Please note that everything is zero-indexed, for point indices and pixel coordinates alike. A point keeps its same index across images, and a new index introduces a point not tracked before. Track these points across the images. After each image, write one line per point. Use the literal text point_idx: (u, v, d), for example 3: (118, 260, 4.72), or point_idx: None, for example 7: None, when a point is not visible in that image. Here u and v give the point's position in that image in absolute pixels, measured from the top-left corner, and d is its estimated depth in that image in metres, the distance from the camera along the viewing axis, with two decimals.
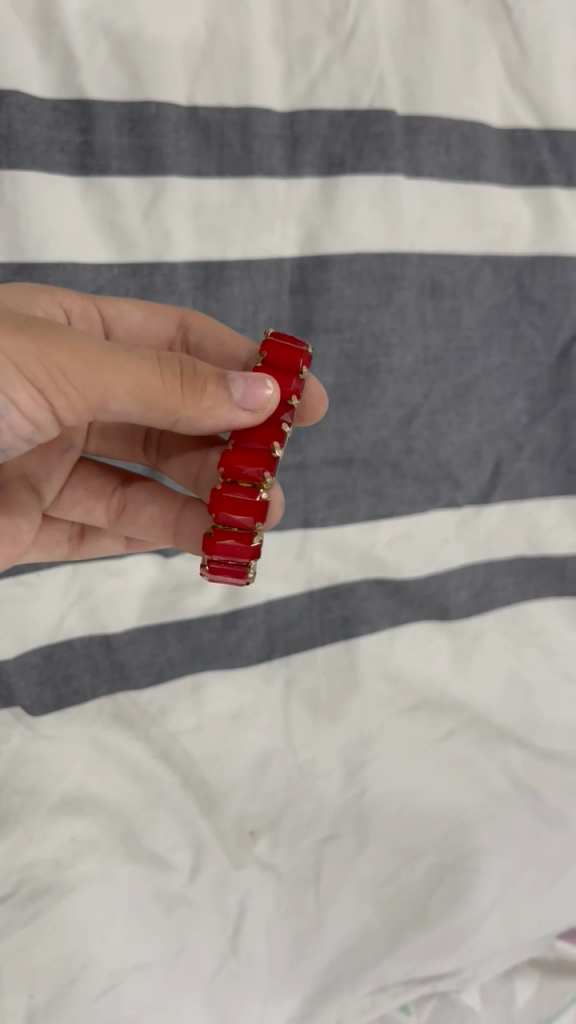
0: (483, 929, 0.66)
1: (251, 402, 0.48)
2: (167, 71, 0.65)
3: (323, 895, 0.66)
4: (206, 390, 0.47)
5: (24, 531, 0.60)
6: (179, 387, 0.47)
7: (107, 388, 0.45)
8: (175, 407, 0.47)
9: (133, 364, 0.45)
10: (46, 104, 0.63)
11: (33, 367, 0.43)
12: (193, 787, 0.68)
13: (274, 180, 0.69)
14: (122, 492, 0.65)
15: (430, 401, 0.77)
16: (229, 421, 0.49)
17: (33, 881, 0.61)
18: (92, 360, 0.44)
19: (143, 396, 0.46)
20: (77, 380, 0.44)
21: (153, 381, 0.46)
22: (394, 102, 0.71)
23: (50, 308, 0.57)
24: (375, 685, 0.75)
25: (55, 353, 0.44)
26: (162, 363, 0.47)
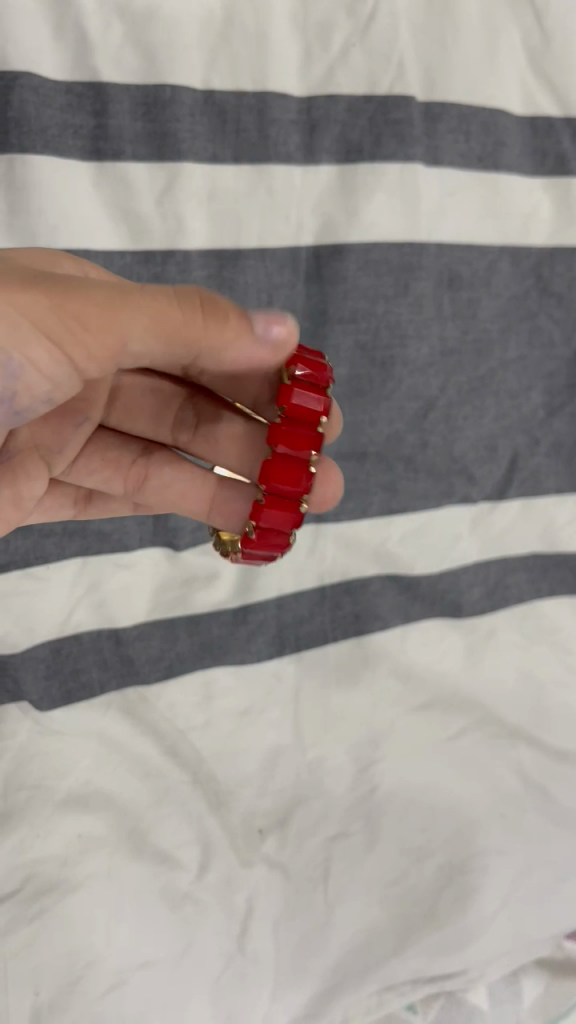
0: (490, 930, 0.66)
1: (274, 333, 0.44)
2: (183, 53, 0.63)
3: (331, 894, 0.65)
4: (228, 323, 0.42)
5: (27, 500, 0.55)
6: (199, 319, 0.42)
7: (121, 327, 0.41)
8: (196, 341, 0.42)
9: (148, 300, 0.41)
10: (58, 88, 0.61)
11: (45, 314, 0.40)
12: (202, 783, 0.67)
13: (290, 167, 0.68)
14: (142, 465, 0.61)
15: (445, 394, 0.76)
16: (255, 355, 0.44)
17: (38, 878, 0.60)
18: (105, 301, 0.40)
19: (161, 332, 0.41)
20: (91, 325, 0.40)
21: (171, 317, 0.41)
22: (414, 88, 0.69)
23: (77, 274, 0.54)
24: (386, 682, 0.74)
25: (67, 299, 0.40)
26: (180, 296, 0.42)
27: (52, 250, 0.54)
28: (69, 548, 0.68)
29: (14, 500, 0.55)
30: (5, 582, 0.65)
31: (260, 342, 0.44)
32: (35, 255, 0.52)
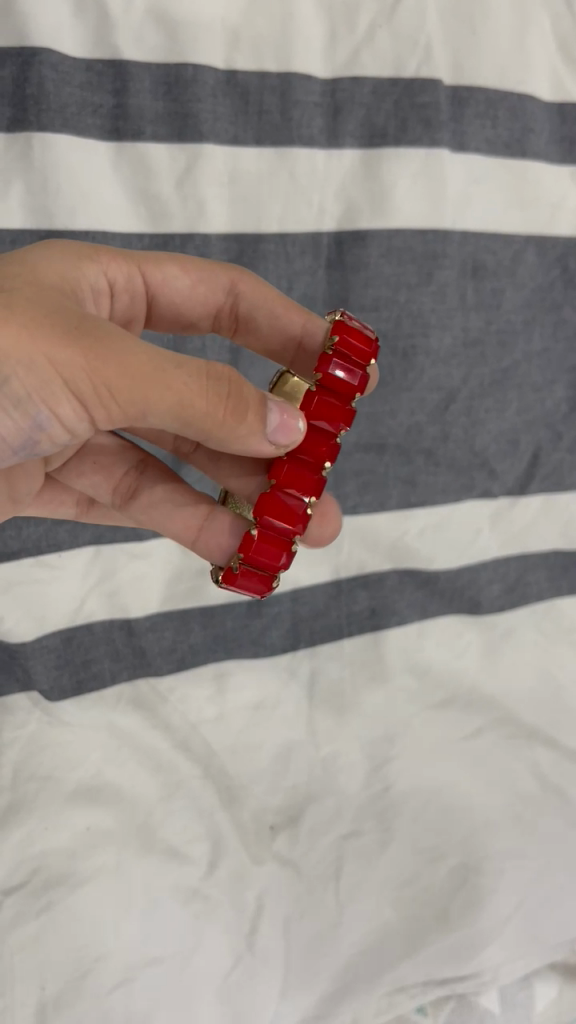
0: (502, 936, 0.64)
1: (283, 432, 0.47)
2: (205, 33, 0.62)
3: (344, 892, 0.64)
4: (247, 412, 0.45)
5: (25, 491, 0.57)
6: (222, 408, 0.43)
7: (149, 403, 0.42)
8: (214, 428, 0.44)
9: (181, 380, 0.42)
10: (78, 66, 0.60)
11: (77, 376, 0.40)
12: (214, 777, 0.66)
13: (313, 150, 0.66)
14: (133, 479, 0.60)
15: (468, 387, 0.74)
16: (263, 441, 0.46)
17: (47, 870, 0.59)
18: (137, 374, 0.41)
19: (185, 415, 0.43)
20: (120, 393, 0.41)
21: (197, 404, 0.42)
22: (441, 71, 0.68)
23: (95, 279, 0.52)
24: (401, 679, 0.73)
25: (102, 366, 0.40)
26: (210, 380, 0.43)
27: (73, 251, 0.51)
28: (82, 537, 0.67)
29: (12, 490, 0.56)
30: (16, 570, 0.64)
31: (268, 434, 0.46)
32: (62, 260, 0.50)
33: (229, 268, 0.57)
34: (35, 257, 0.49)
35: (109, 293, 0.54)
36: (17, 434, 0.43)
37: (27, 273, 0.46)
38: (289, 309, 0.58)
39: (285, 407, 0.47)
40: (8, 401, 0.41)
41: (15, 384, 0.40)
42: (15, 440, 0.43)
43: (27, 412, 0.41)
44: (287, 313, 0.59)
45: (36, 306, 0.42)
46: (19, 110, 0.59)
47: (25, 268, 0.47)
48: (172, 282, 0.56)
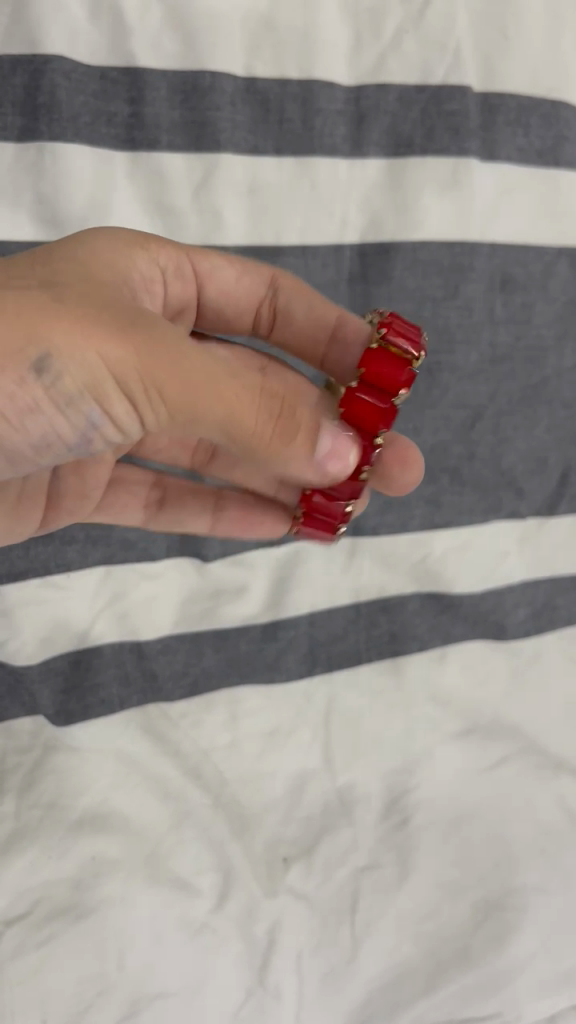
0: (530, 969, 0.62)
1: (332, 459, 0.45)
2: (225, 41, 0.60)
3: (360, 927, 0.61)
4: (295, 435, 0.43)
5: (92, 489, 0.59)
6: (272, 427, 0.42)
7: (200, 413, 0.41)
8: (258, 443, 0.42)
9: (233, 392, 0.41)
10: (92, 74, 0.59)
11: (129, 376, 0.39)
12: (225, 806, 0.64)
13: (336, 160, 0.64)
14: None
15: (495, 404, 0.72)
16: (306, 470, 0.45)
17: (52, 900, 0.57)
18: (190, 378, 0.40)
19: (234, 431, 0.42)
20: (171, 397, 0.40)
21: (246, 419, 0.41)
22: (470, 78, 0.65)
23: (147, 269, 0.51)
24: (424, 708, 0.69)
25: (155, 367, 0.39)
26: (263, 396, 0.42)
27: (124, 242, 0.50)
28: (93, 556, 0.65)
29: (79, 492, 0.59)
30: (24, 591, 0.62)
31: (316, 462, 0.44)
32: (112, 255, 0.48)
33: (272, 268, 0.56)
34: (84, 249, 0.47)
35: (160, 283, 0.53)
36: (70, 435, 0.42)
37: (77, 268, 0.45)
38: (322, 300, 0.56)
39: (338, 436, 0.45)
40: (60, 400, 0.39)
41: (70, 383, 0.39)
42: (68, 442, 0.42)
43: (81, 411, 0.40)
44: (323, 304, 0.57)
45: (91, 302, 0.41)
46: (30, 119, 0.58)
47: (76, 260, 0.46)
48: (218, 271, 0.55)
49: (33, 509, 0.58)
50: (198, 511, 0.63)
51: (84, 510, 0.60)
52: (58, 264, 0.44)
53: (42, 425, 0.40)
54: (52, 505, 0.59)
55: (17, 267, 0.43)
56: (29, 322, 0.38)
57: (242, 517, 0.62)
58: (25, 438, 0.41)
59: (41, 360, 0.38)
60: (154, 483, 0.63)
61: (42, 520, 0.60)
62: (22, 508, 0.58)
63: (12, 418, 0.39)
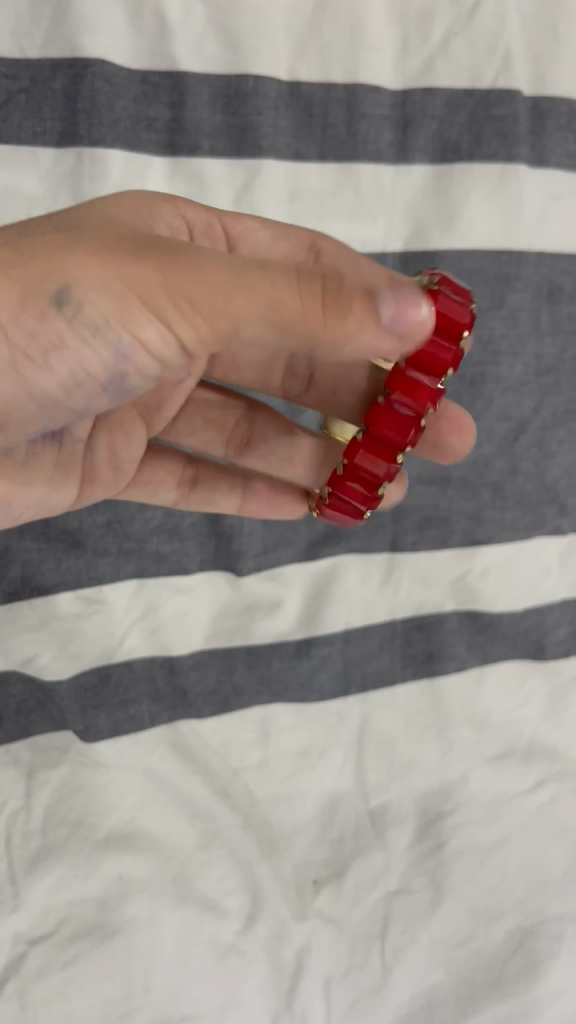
0: (564, 1004, 0.60)
1: (402, 321, 0.36)
2: (268, 45, 0.59)
3: (390, 954, 0.60)
4: (350, 310, 0.36)
5: (125, 460, 0.57)
6: (322, 308, 0.35)
7: (233, 310, 0.36)
8: (316, 335, 0.36)
9: (268, 279, 0.36)
10: (134, 78, 0.58)
11: (152, 294, 0.37)
12: (255, 826, 0.62)
13: (380, 166, 0.63)
14: (246, 423, 0.61)
15: (540, 416, 0.69)
16: (381, 347, 0.37)
17: (77, 918, 0.56)
18: (214, 279, 0.36)
19: (280, 320, 0.36)
20: (200, 304, 0.36)
21: (289, 302, 0.35)
22: (521, 82, 0.63)
23: (171, 222, 0.50)
24: (460, 732, 0.67)
25: (177, 278, 0.36)
26: (302, 275, 0.36)
27: (148, 194, 0.49)
28: (124, 570, 0.63)
29: (111, 460, 0.56)
30: (53, 605, 0.61)
31: (386, 330, 0.37)
32: (139, 210, 0.48)
33: (313, 232, 0.53)
34: (119, 200, 0.47)
35: (190, 237, 0.52)
36: (103, 369, 0.40)
37: (104, 216, 0.44)
38: None
39: (400, 289, 0.37)
40: (86, 330, 0.38)
41: (92, 311, 0.37)
42: (103, 381, 0.41)
43: (109, 343, 0.38)
44: None
45: (114, 235, 0.39)
46: (69, 124, 0.57)
47: (110, 210, 0.45)
48: (253, 236, 0.53)
49: (69, 480, 0.54)
50: (226, 494, 0.61)
51: (116, 482, 0.58)
52: (88, 215, 0.43)
53: (72, 361, 0.39)
54: (88, 476, 0.56)
55: (44, 218, 0.43)
56: (48, 259, 0.37)
57: (271, 502, 0.61)
58: (57, 379, 0.40)
59: (59, 291, 0.37)
60: (187, 464, 0.61)
61: (79, 492, 0.56)
62: (57, 480, 0.54)
63: (37, 357, 0.39)
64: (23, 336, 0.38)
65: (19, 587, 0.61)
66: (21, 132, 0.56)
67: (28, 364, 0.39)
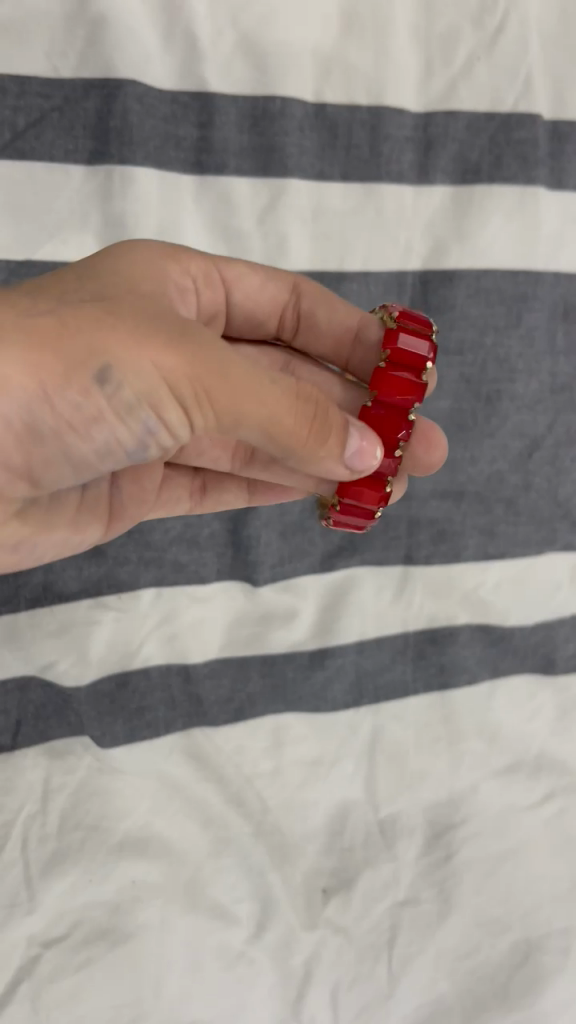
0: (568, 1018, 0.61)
1: (359, 457, 0.47)
2: (295, 67, 0.61)
3: (397, 963, 0.60)
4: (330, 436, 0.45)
5: (148, 490, 0.57)
6: (309, 427, 0.44)
7: (244, 419, 0.41)
8: (300, 446, 0.44)
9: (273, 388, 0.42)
10: (164, 98, 0.59)
11: (185, 389, 0.39)
12: (266, 835, 0.62)
13: (402, 187, 0.64)
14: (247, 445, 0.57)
15: (554, 434, 0.70)
16: (335, 469, 0.47)
17: (90, 923, 0.57)
18: (232, 382, 0.40)
19: (277, 433, 0.43)
20: (219, 401, 0.40)
21: (288, 420, 0.42)
22: (541, 106, 0.65)
23: (180, 278, 0.51)
24: (470, 744, 0.67)
25: (203, 375, 0.40)
26: (300, 400, 0.43)
27: (157, 253, 0.50)
28: (144, 577, 0.64)
29: (136, 496, 0.56)
30: (74, 611, 0.63)
31: (344, 459, 0.47)
32: (146, 265, 0.49)
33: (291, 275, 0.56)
34: (125, 259, 0.48)
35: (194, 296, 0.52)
36: (132, 441, 0.41)
37: (118, 281, 0.45)
38: (344, 309, 0.57)
39: (364, 432, 0.48)
40: (121, 411, 0.39)
41: (130, 393, 0.38)
42: (128, 450, 0.42)
43: (139, 424, 0.40)
44: (343, 306, 0.57)
45: (137, 314, 0.41)
46: (100, 142, 0.58)
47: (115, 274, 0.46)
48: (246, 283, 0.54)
49: (95, 520, 0.55)
50: (234, 494, 0.62)
51: (141, 511, 0.58)
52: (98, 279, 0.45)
53: (105, 434, 0.40)
54: (115, 513, 0.56)
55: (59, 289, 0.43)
56: (88, 336, 0.38)
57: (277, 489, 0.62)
58: (90, 448, 0.41)
59: (103, 370, 0.38)
60: (195, 476, 0.61)
61: (106, 528, 0.56)
62: (82, 517, 0.54)
63: (79, 430, 0.39)
64: (64, 410, 0.38)
65: (41, 594, 0.62)
66: (53, 149, 0.57)
67: (66, 434, 0.39)
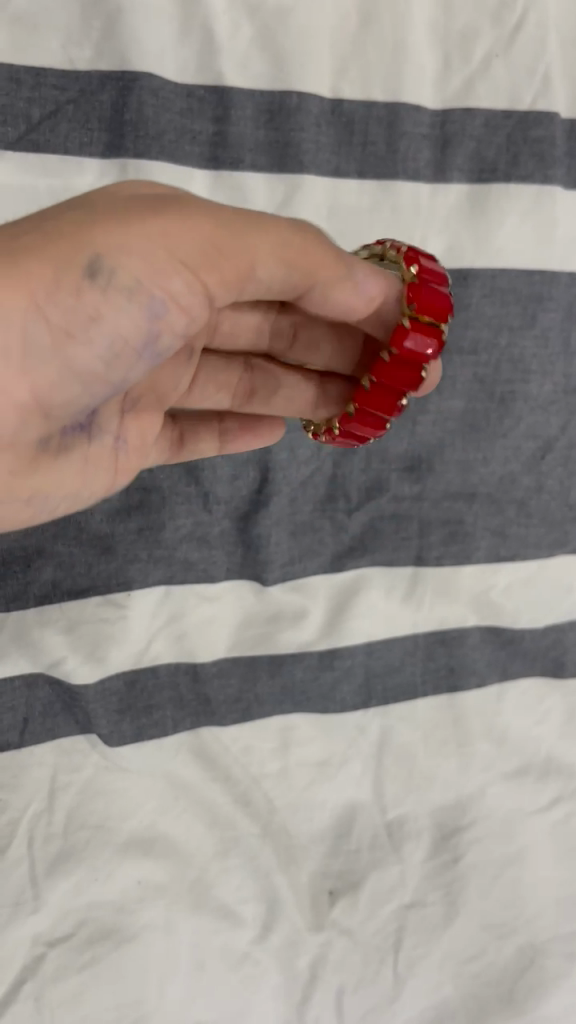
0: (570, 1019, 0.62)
1: (376, 288, 0.47)
2: (313, 62, 0.60)
3: (402, 965, 0.61)
4: (339, 262, 0.46)
5: (148, 441, 0.53)
6: (319, 252, 0.45)
7: (251, 260, 0.42)
8: (315, 273, 0.45)
9: (261, 234, 0.43)
10: (180, 91, 0.59)
11: (183, 245, 0.40)
12: (273, 836, 0.62)
13: (418, 184, 0.63)
14: (248, 377, 0.58)
15: (567, 435, 0.69)
16: (356, 298, 0.47)
17: (95, 922, 0.57)
18: (226, 238, 0.41)
19: (285, 262, 0.43)
20: (221, 263, 0.41)
21: (293, 248, 0.44)
22: (559, 104, 0.64)
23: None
24: (479, 747, 0.67)
25: (196, 234, 0.40)
26: (298, 230, 0.44)
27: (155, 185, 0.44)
28: (153, 576, 0.63)
29: (138, 445, 0.52)
30: (84, 608, 0.62)
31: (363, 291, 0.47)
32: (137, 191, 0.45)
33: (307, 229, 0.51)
34: None
35: None
36: (136, 336, 0.41)
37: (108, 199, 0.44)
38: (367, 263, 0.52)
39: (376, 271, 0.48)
40: (120, 291, 0.39)
41: (125, 270, 0.39)
42: (139, 346, 0.41)
43: (142, 303, 0.40)
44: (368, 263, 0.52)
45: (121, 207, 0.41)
46: (115, 135, 0.57)
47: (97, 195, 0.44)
48: None
49: (100, 470, 0.49)
50: (208, 437, 0.59)
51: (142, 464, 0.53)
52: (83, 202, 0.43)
53: (109, 329, 0.40)
54: (119, 462, 0.51)
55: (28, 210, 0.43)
56: (69, 237, 0.39)
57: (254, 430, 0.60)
58: (96, 356, 0.40)
59: (91, 259, 0.38)
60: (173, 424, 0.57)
61: (111, 480, 0.51)
62: (89, 468, 0.48)
63: (78, 331, 0.39)
64: (61, 316, 0.39)
65: (50, 591, 0.61)
66: (68, 142, 0.57)
67: (67, 347, 0.39)
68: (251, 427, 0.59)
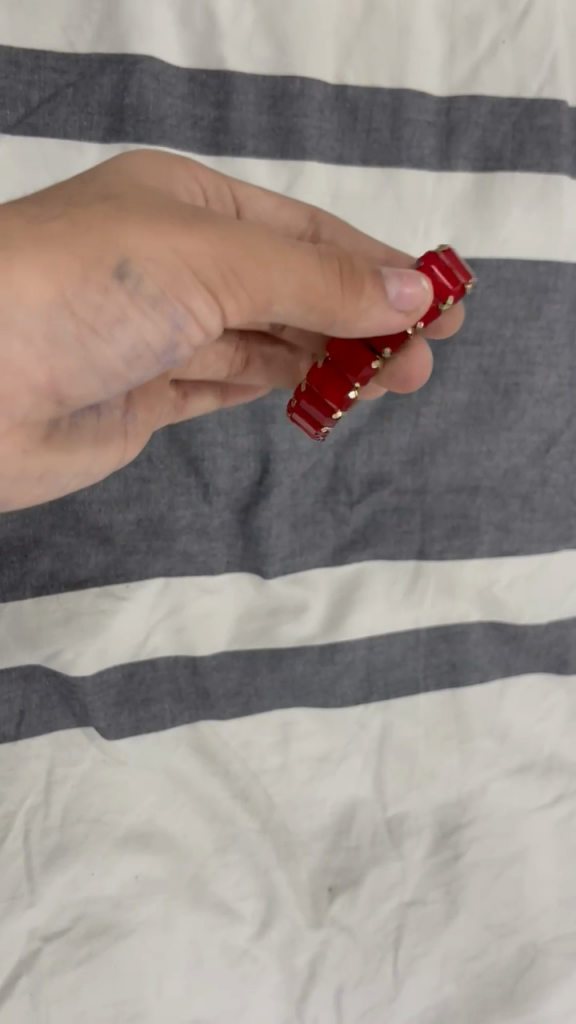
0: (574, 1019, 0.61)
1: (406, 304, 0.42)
2: (317, 48, 0.59)
3: (402, 963, 0.60)
4: (363, 287, 0.42)
5: (156, 406, 0.53)
6: (339, 283, 0.42)
7: (270, 287, 0.40)
8: (336, 309, 0.42)
9: (294, 264, 0.41)
10: (181, 76, 0.58)
11: (205, 263, 0.39)
12: (272, 832, 0.61)
13: (423, 172, 0.62)
14: (245, 352, 0.58)
15: (571, 429, 0.69)
16: (386, 324, 0.43)
17: (91, 917, 0.56)
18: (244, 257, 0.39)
19: (306, 294, 0.41)
20: (238, 285, 0.40)
21: (317, 279, 0.41)
22: (565, 92, 0.63)
23: (187, 184, 0.50)
24: (481, 743, 0.66)
25: (218, 252, 0.39)
26: (322, 257, 0.42)
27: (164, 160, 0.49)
28: (153, 567, 0.62)
29: (147, 413, 0.52)
30: (82, 599, 0.61)
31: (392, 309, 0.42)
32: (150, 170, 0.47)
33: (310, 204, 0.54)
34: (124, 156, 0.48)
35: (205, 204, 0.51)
36: (159, 341, 0.40)
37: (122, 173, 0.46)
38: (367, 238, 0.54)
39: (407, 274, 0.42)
40: (145, 300, 0.38)
41: (152, 280, 0.38)
42: (158, 352, 0.40)
43: (166, 313, 0.39)
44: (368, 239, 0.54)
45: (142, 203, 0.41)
46: (115, 119, 0.57)
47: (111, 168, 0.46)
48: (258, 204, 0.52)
49: (113, 446, 0.49)
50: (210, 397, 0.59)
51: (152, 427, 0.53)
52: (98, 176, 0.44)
53: (132, 334, 0.39)
54: (130, 439, 0.50)
55: (57, 192, 0.42)
56: (101, 231, 0.37)
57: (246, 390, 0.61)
58: (117, 356, 0.39)
59: (120, 261, 0.37)
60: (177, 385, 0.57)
61: (123, 454, 0.50)
62: (101, 456, 0.48)
63: (103, 331, 0.38)
64: (89, 314, 0.37)
65: (48, 581, 0.61)
66: (68, 126, 0.56)
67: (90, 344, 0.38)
68: (246, 390, 0.61)
